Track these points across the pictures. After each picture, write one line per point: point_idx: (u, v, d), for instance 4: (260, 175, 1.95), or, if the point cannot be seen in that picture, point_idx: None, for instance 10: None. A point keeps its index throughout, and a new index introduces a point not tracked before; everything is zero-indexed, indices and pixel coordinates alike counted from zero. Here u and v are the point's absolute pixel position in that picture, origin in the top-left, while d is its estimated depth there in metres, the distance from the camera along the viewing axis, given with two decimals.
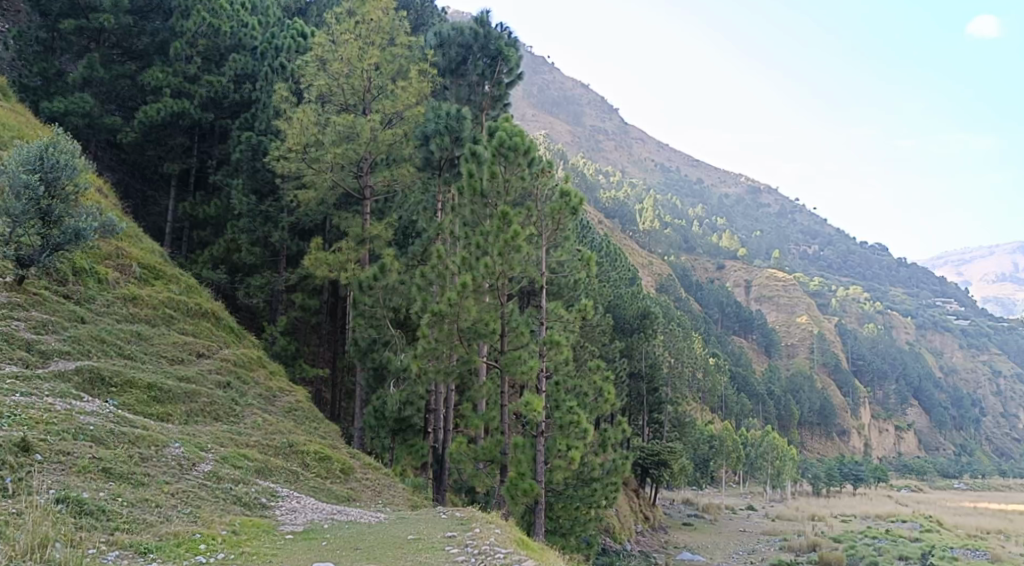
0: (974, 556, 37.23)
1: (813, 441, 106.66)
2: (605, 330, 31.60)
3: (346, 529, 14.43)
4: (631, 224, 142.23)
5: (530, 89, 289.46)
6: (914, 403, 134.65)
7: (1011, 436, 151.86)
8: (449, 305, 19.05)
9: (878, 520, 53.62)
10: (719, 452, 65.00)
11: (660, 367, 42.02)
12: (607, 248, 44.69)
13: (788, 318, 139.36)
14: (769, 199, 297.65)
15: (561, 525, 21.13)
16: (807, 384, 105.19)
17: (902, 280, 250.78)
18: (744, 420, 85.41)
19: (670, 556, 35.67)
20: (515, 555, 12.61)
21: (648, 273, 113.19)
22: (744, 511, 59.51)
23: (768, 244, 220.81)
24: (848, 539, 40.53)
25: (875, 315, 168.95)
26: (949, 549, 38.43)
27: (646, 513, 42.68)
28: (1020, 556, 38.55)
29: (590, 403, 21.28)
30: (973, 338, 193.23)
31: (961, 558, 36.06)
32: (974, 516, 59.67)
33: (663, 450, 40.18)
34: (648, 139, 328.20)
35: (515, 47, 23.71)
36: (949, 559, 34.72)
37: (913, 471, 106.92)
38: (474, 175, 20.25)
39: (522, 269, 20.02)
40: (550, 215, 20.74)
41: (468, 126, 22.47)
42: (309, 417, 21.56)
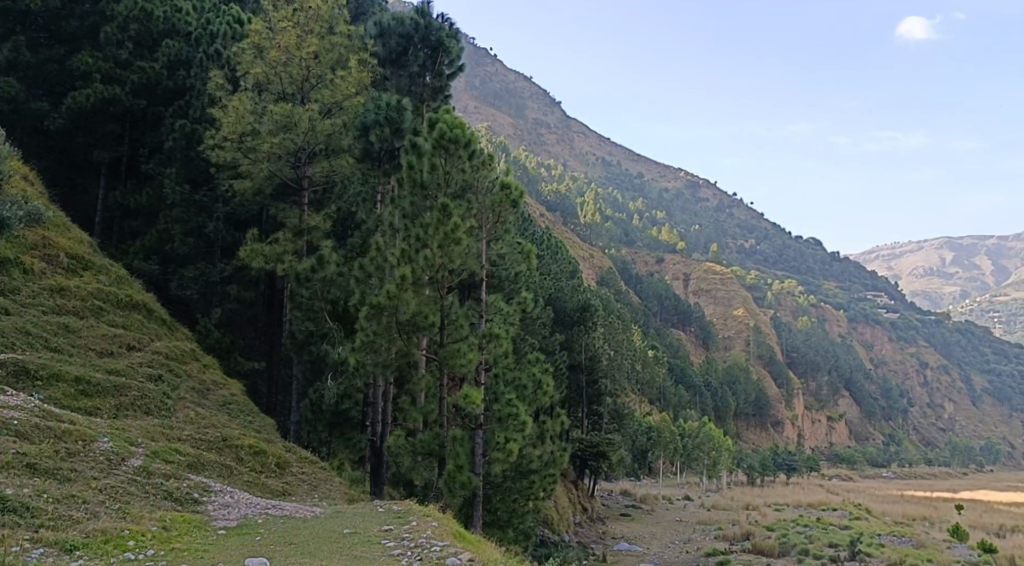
0: (901, 542, 38.95)
1: (748, 432, 109.43)
2: (545, 322, 31.99)
3: (280, 524, 14.32)
4: (573, 218, 143.16)
5: (473, 80, 288.04)
6: (845, 394, 139.39)
7: (936, 426, 158.67)
8: (387, 297, 19.02)
9: (809, 508, 55.56)
10: (658, 443, 66.08)
11: (600, 359, 42.33)
12: (548, 240, 44.93)
13: (725, 310, 141.87)
14: (707, 194, 304.22)
15: (499, 517, 21.32)
16: (743, 376, 107.89)
17: (836, 273, 259.66)
18: (681, 411, 87.22)
19: (607, 547, 36.36)
20: (452, 548, 12.74)
21: (589, 267, 113.83)
22: (680, 501, 61.03)
23: (706, 239, 225.75)
24: (779, 527, 41.99)
25: (809, 308, 174.76)
26: (877, 536, 40.15)
27: (584, 504, 43.22)
28: (943, 541, 40.52)
29: (529, 395, 21.52)
30: (901, 330, 201.05)
31: (888, 544, 37.64)
32: (901, 504, 62.23)
33: (602, 442, 40.53)
34: (590, 132, 331.00)
35: (456, 38, 23.91)
36: (876, 545, 36.14)
37: (844, 461, 110.85)
38: (413, 167, 20.25)
39: (463, 261, 20.08)
40: (491, 207, 20.94)
41: (409, 116, 22.41)
42: (244, 410, 21.24)
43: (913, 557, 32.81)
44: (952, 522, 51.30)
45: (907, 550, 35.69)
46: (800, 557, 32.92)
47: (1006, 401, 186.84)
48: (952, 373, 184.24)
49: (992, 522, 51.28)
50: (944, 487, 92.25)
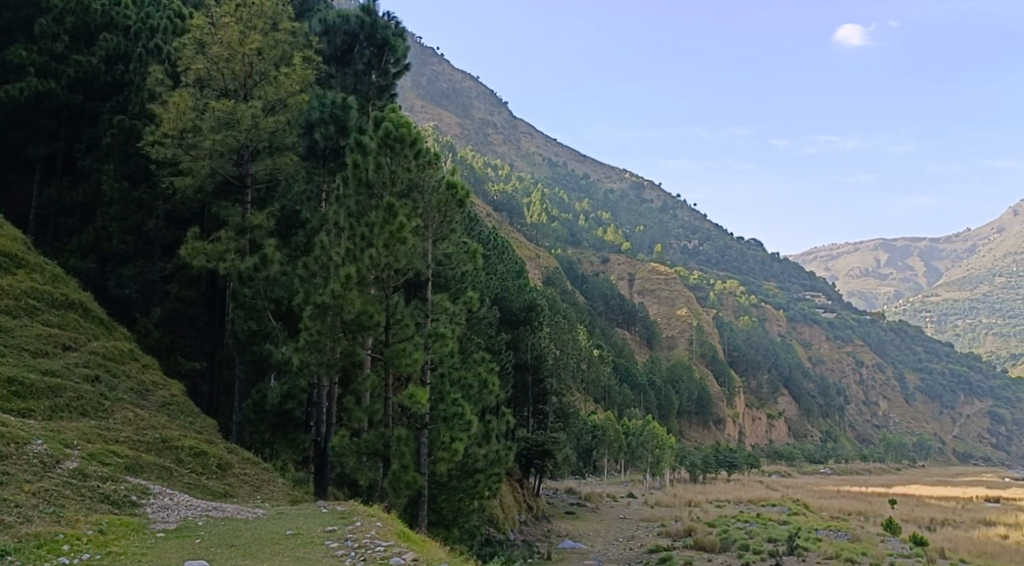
0: (836, 537, 40.31)
1: (691, 430, 111.57)
2: (490, 322, 32.13)
3: (221, 526, 14.19)
4: (519, 218, 143.55)
5: (419, 79, 286.44)
6: (785, 392, 143.07)
7: (871, 423, 164.11)
8: (332, 297, 19.08)
9: (750, 504, 57.00)
10: (602, 442, 66.90)
11: (546, 359, 42.68)
12: (494, 241, 45.10)
13: (669, 310, 142.25)
14: (651, 195, 308.80)
15: (444, 516, 21.41)
16: (686, 375, 109.96)
17: (776, 273, 266.47)
18: (625, 410, 88.46)
19: (552, 544, 36.81)
20: (396, 549, 12.84)
21: (535, 266, 114.18)
22: (624, 499, 61.97)
23: (651, 239, 229.32)
24: (721, 523, 43.01)
25: (750, 308, 178.98)
26: (815, 531, 41.46)
27: (530, 502, 43.54)
28: (877, 535, 41.98)
29: (474, 394, 21.66)
30: (838, 329, 207.31)
31: (825, 539, 38.82)
32: (838, 499, 64.26)
33: (547, 441, 40.80)
34: (536, 132, 332.80)
35: (402, 37, 24.46)
36: (813, 540, 37.34)
37: (783, 458, 113.96)
38: (358, 166, 20.21)
39: (408, 260, 20.16)
40: (437, 207, 20.98)
41: (354, 115, 22.53)
42: (184, 411, 20.87)
43: (848, 551, 33.90)
44: (886, 516, 53.12)
45: (842, 544, 36.94)
46: (740, 553, 33.81)
47: (937, 398, 194.01)
48: (887, 371, 190.36)
49: (923, 516, 53.27)
50: (879, 482, 95.38)
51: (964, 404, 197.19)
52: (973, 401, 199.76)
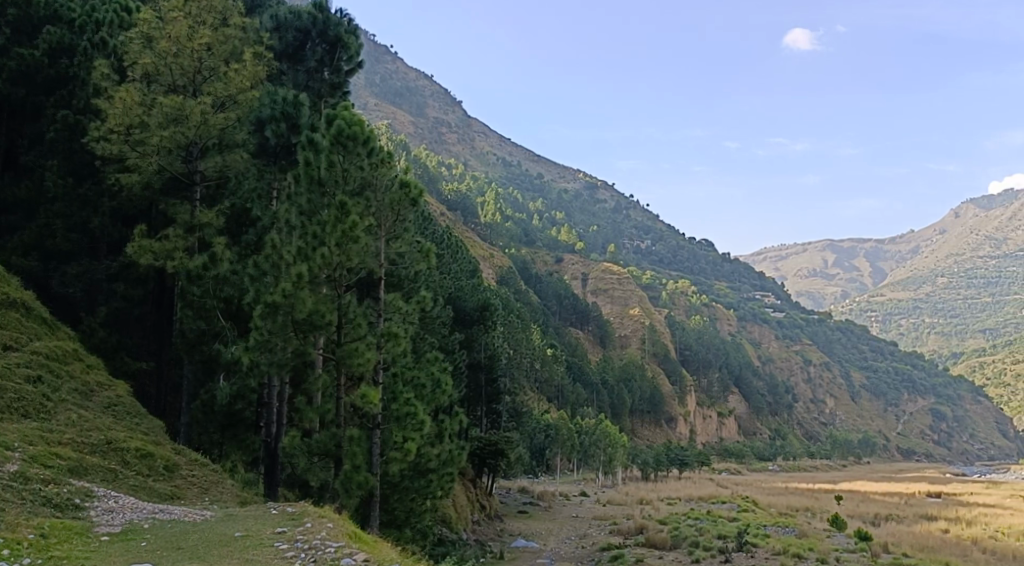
0: (784, 532, 41.38)
1: (644, 428, 113.00)
2: (444, 321, 32.09)
3: (167, 529, 14.00)
4: (473, 217, 143.36)
5: (373, 76, 284.01)
6: (735, 390, 145.86)
7: (818, 420, 168.31)
8: (283, 295, 18.92)
9: (700, 502, 58.06)
10: (555, 440, 67.33)
11: (499, 358, 42.67)
12: (448, 240, 45.03)
13: (622, 310, 143.69)
14: (605, 195, 311.50)
15: (396, 516, 21.43)
16: (639, 374, 111.30)
17: (726, 273, 271.38)
18: (578, 408, 89.05)
19: (505, 544, 36.95)
20: (346, 549, 12.88)
21: (489, 265, 114.25)
22: (576, 497, 62.46)
23: (604, 239, 231.42)
24: (672, 520, 43.77)
25: (701, 308, 182.00)
26: (762, 527, 42.51)
27: (482, 502, 43.56)
28: (822, 530, 43.11)
29: (428, 393, 21.59)
30: (786, 329, 211.98)
31: (773, 535, 39.79)
32: (785, 496, 65.81)
33: (501, 441, 40.84)
34: (491, 132, 332.89)
35: (355, 34, 24.62)
36: (761, 536, 38.24)
37: (733, 455, 116.24)
38: (309, 163, 20.10)
39: (360, 259, 20.12)
40: (390, 205, 20.91)
41: (306, 112, 22.37)
42: (130, 412, 20.46)
43: (795, 546, 34.81)
44: (831, 512, 54.65)
45: (788, 539, 37.88)
46: (691, 549, 34.53)
47: (881, 396, 199.60)
48: (834, 369, 195.32)
49: (867, 511, 54.91)
50: (825, 479, 97.89)
51: (906, 402, 203.37)
52: (915, 399, 206.05)
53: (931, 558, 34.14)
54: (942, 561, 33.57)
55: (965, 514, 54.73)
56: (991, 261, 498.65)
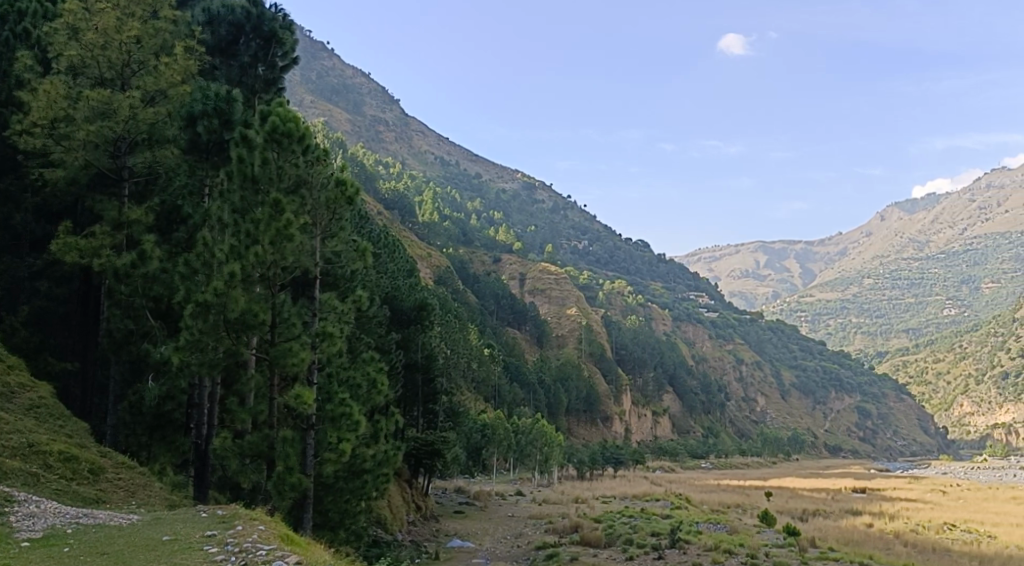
0: (715, 529, 42.53)
1: (580, 428, 114.25)
2: (380, 321, 32.02)
3: (92, 533, 13.72)
4: (411, 216, 142.29)
5: (309, 72, 279.07)
6: (669, 389, 148.91)
7: (749, 418, 172.99)
8: (214, 295, 18.68)
9: (634, 500, 59.08)
10: (492, 440, 67.37)
11: (436, 358, 42.58)
12: (384, 240, 44.81)
13: (559, 309, 144.62)
14: (543, 196, 313.63)
15: (330, 518, 21.31)
16: (575, 374, 112.62)
17: (662, 274, 276.56)
18: (514, 407, 89.53)
19: (441, 544, 36.95)
20: (278, 552, 12.84)
21: (426, 265, 113.59)
22: (513, 497, 62.74)
23: (542, 240, 232.98)
24: (606, 519, 44.48)
25: (637, 308, 184.91)
26: (695, 524, 43.54)
27: (418, 503, 43.41)
28: (752, 527, 44.43)
29: (363, 394, 21.45)
30: (720, 329, 216.91)
31: (705, 531, 40.80)
32: (718, 493, 67.57)
33: (437, 441, 40.77)
34: (429, 131, 331.27)
35: (290, 30, 24.50)
36: (693, 533, 39.19)
37: (666, 453, 118.56)
38: (242, 160, 19.73)
39: (295, 258, 19.97)
40: (325, 204, 20.86)
41: (239, 108, 22.04)
42: (53, 414, 19.91)
43: (727, 542, 35.74)
44: (762, 508, 56.37)
45: (719, 536, 38.90)
46: (625, 547, 35.19)
47: (810, 394, 206.04)
48: (765, 368, 200.93)
49: (797, 507, 56.76)
50: (755, 476, 100.57)
51: (833, 399, 210.36)
52: (842, 396, 213.36)
53: (855, 552, 35.50)
54: (865, 554, 34.96)
55: (889, 509, 57.08)
56: (912, 265, 520.70)
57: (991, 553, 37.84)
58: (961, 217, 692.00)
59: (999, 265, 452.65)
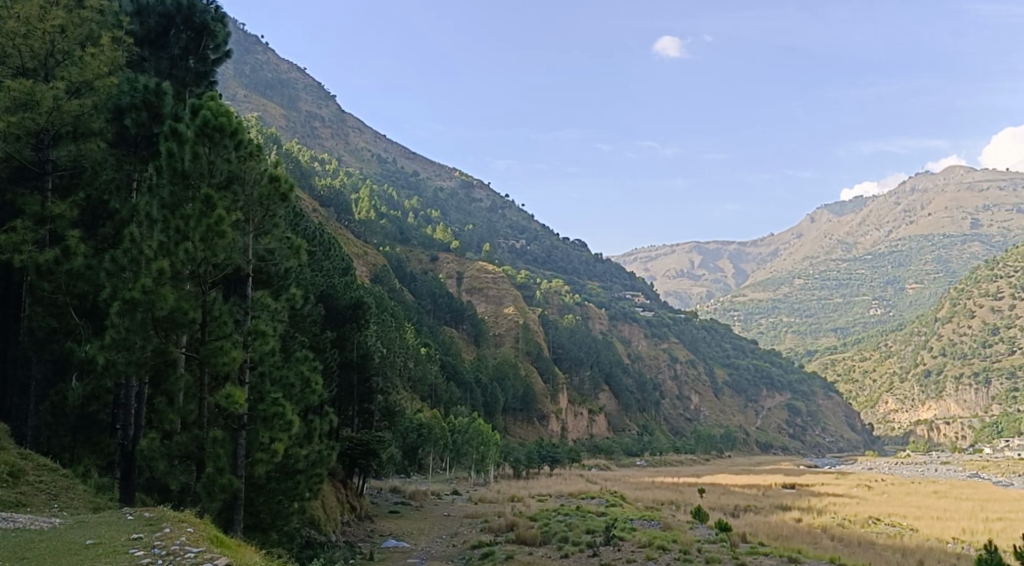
0: (649, 526, 43.65)
1: (516, 426, 114.96)
2: (315, 320, 31.68)
3: (10, 538, 13.51)
4: (347, 214, 140.48)
5: (242, 65, 272.12)
6: (605, 388, 151.26)
7: (683, 416, 176.89)
8: (142, 292, 18.33)
9: (570, 498, 59.94)
10: (428, 440, 67.22)
11: (373, 356, 42.35)
12: (319, 237, 44.28)
13: (497, 309, 144.91)
14: (480, 195, 313.89)
15: (262, 519, 21.05)
16: (512, 372, 113.18)
17: (599, 274, 280.30)
18: (451, 406, 89.42)
19: (375, 544, 36.82)
20: (207, 554, 12.86)
21: (362, 263, 112.32)
22: (450, 496, 62.81)
23: (479, 239, 233.10)
24: (542, 517, 45.08)
25: (574, 307, 186.83)
26: (630, 521, 44.60)
27: (352, 503, 43.09)
28: (684, 523, 45.70)
29: (297, 393, 21.18)
30: (655, 327, 220.71)
31: (639, 529, 41.77)
32: (652, 491, 69.19)
33: (372, 440, 40.54)
34: (366, 128, 327.57)
35: (222, 23, 24.19)
36: (628, 530, 40.09)
37: (601, 451, 120.44)
38: (173, 154, 19.42)
39: (226, 255, 19.76)
40: (258, 200, 20.74)
41: (169, 102, 21.61)
42: None
43: (661, 538, 36.63)
44: (695, 504, 57.93)
45: (653, 532, 39.91)
46: (560, 544, 35.84)
47: (742, 392, 211.26)
48: (698, 366, 205.41)
49: (727, 503, 58.59)
50: (688, 472, 102.93)
51: (764, 397, 216.32)
52: (773, 394, 219.70)
53: (784, 547, 36.80)
54: (794, 549, 36.30)
55: (817, 504, 59.39)
56: (839, 266, 540.23)
57: (913, 546, 39.71)
58: (885, 219, 721.50)
59: (920, 267, 472.84)
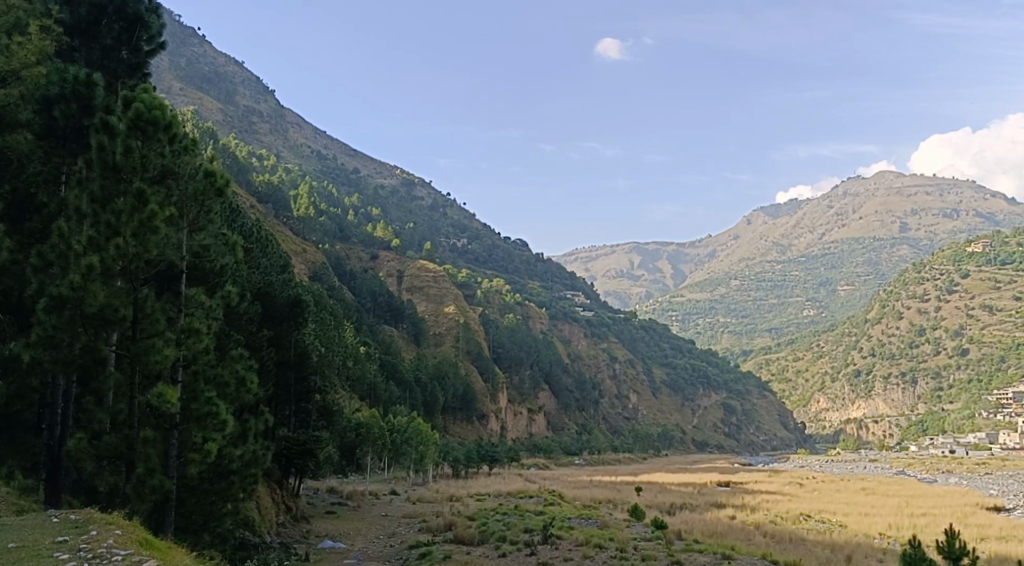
0: (587, 524, 44.45)
1: (456, 426, 115.00)
2: (251, 318, 31.27)
3: None
4: (285, 210, 137.88)
5: (177, 56, 264.36)
6: (545, 387, 152.48)
7: (621, 415, 179.72)
8: (71, 289, 18.00)
9: (509, 497, 60.41)
10: (367, 439, 66.83)
11: (311, 355, 41.98)
12: (257, 234, 43.63)
13: (437, 308, 144.43)
14: (422, 193, 312.24)
15: (194, 522, 20.70)
16: (452, 371, 113.07)
17: (540, 273, 282.20)
18: (390, 406, 88.94)
19: (311, 545, 36.57)
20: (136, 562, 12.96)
21: (301, 261, 110.39)
22: (388, 497, 62.57)
23: (420, 237, 231.73)
24: (480, 516, 45.34)
25: (515, 306, 187.57)
26: (568, 520, 45.28)
27: (288, 503, 42.64)
28: (621, 520, 46.64)
29: (231, 392, 20.91)
30: (595, 327, 223.14)
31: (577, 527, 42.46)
32: (590, 489, 70.18)
33: (309, 440, 40.19)
34: (306, 123, 322.38)
35: (157, 14, 23.79)
36: (565, 528, 40.72)
37: (540, 450, 121.43)
38: (103, 148, 19.08)
39: (159, 252, 19.50)
40: (193, 196, 20.53)
41: (101, 93, 21.19)
42: None
43: (597, 536, 37.28)
44: (632, 503, 59.01)
45: (590, 530, 40.67)
46: (498, 544, 36.19)
47: (679, 391, 215.22)
48: (636, 366, 208.35)
49: (663, 501, 59.90)
50: (625, 471, 104.59)
51: (701, 396, 220.96)
52: (709, 393, 224.51)
53: (718, 544, 37.86)
54: (727, 546, 37.39)
55: (750, 501, 61.17)
56: (773, 268, 555.59)
57: (841, 542, 41.39)
58: (817, 223, 744.65)
59: (850, 270, 488.93)
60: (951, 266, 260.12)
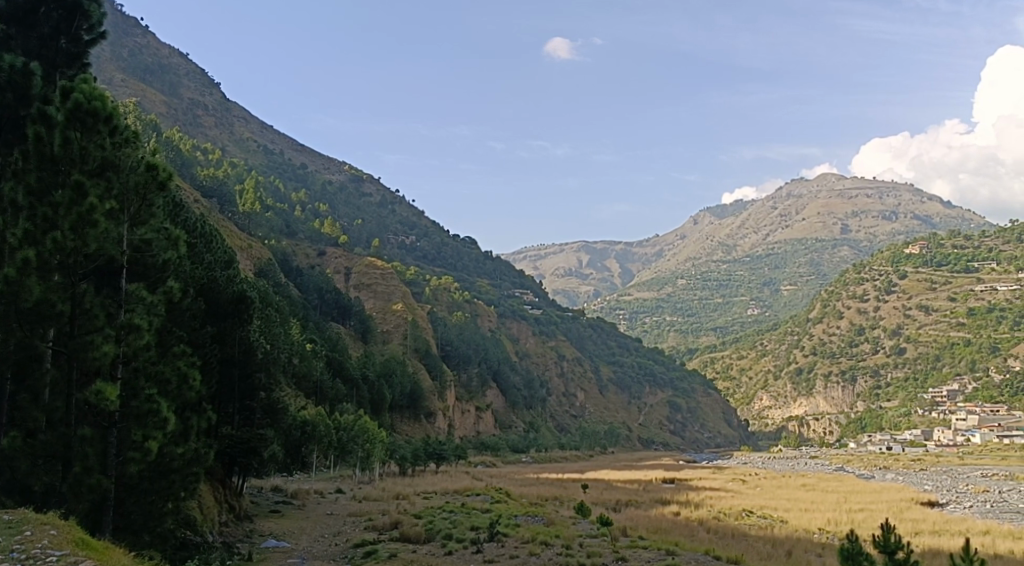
0: (533, 521, 44.97)
1: (402, 423, 114.57)
2: (193, 314, 30.89)
3: None
4: (230, 205, 135.01)
5: (119, 45, 256.66)
6: (493, 385, 152.92)
7: (568, 413, 181.48)
8: (6, 282, 17.69)
9: (455, 495, 60.64)
10: (313, 437, 66.27)
11: (256, 352, 41.57)
12: (200, 229, 43.03)
13: (385, 305, 143.24)
14: (370, 189, 308.98)
15: (133, 521, 20.37)
16: (399, 369, 112.50)
17: (488, 271, 282.57)
18: (336, 404, 88.34)
19: (254, 544, 36.28)
20: None
21: (246, 257, 108.38)
22: (333, 495, 62.21)
23: (369, 234, 229.64)
24: (427, 515, 45.47)
25: (464, 304, 187.39)
26: (514, 517, 45.75)
27: (231, 503, 42.18)
28: (567, 518, 47.35)
29: (172, 389, 20.78)
30: (543, 325, 224.45)
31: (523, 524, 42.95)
32: (537, 486, 70.90)
33: (253, 438, 39.81)
34: (252, 118, 316.68)
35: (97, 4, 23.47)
36: (511, 526, 41.11)
37: (487, 448, 121.85)
38: (40, 139, 18.78)
39: (98, 245, 19.20)
40: (134, 189, 20.32)
41: (38, 84, 20.93)
42: None
43: (543, 534, 37.74)
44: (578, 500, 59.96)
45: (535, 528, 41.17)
46: (444, 542, 36.40)
47: (626, 390, 218.03)
48: (584, 364, 210.08)
49: (609, 498, 60.98)
50: (572, 469, 105.76)
51: (647, 394, 224.29)
52: (655, 391, 227.95)
53: (661, 540, 38.73)
54: (671, 542, 38.29)
55: (694, 497, 62.67)
56: (718, 268, 566.69)
57: (782, 537, 42.74)
58: (761, 224, 761.26)
59: (792, 271, 501.31)
60: (889, 268, 268.91)
